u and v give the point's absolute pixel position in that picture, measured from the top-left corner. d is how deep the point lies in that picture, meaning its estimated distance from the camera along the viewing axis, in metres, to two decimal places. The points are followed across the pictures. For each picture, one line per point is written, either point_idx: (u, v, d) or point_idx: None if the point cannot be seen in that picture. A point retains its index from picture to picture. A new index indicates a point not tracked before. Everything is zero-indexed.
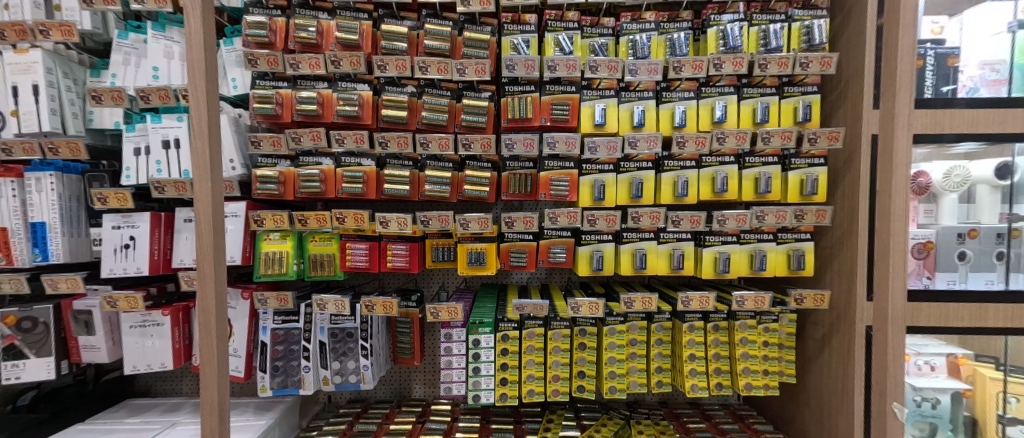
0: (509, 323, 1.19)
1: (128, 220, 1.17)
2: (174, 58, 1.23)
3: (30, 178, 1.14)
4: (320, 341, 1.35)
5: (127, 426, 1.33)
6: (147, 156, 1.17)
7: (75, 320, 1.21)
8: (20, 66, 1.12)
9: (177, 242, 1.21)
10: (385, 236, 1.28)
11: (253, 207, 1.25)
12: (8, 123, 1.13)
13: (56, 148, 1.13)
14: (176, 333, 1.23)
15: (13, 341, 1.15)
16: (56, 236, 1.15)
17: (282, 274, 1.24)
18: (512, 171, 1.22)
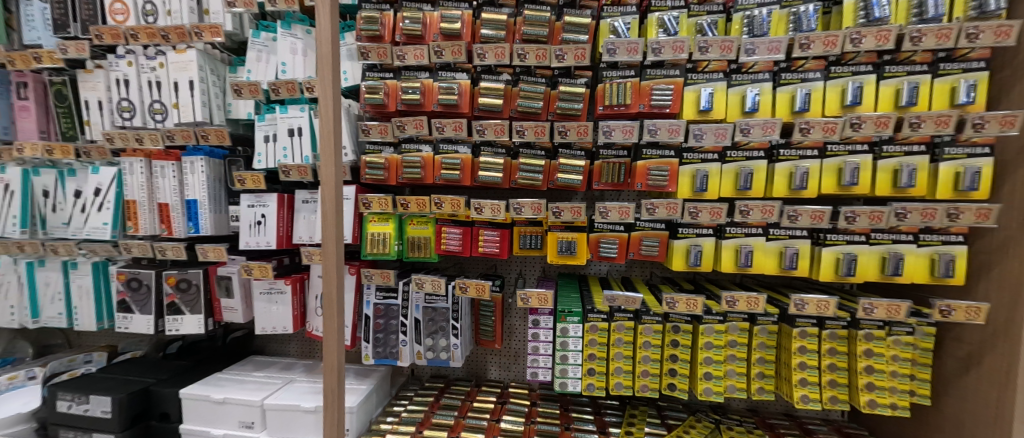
0: (599, 314, 1.17)
1: (261, 200, 1.33)
2: (299, 53, 1.36)
3: (183, 162, 1.34)
4: (415, 317, 1.45)
5: (255, 379, 1.54)
6: (275, 142, 1.32)
7: (219, 284, 1.40)
8: (181, 64, 1.31)
9: (298, 221, 1.35)
10: (477, 221, 1.33)
11: (361, 190, 1.36)
12: (172, 114, 1.34)
13: (207, 136, 1.31)
14: (295, 301, 1.38)
15: (175, 299, 1.38)
16: (205, 212, 1.35)
17: (386, 254, 1.34)
18: (605, 159, 1.19)
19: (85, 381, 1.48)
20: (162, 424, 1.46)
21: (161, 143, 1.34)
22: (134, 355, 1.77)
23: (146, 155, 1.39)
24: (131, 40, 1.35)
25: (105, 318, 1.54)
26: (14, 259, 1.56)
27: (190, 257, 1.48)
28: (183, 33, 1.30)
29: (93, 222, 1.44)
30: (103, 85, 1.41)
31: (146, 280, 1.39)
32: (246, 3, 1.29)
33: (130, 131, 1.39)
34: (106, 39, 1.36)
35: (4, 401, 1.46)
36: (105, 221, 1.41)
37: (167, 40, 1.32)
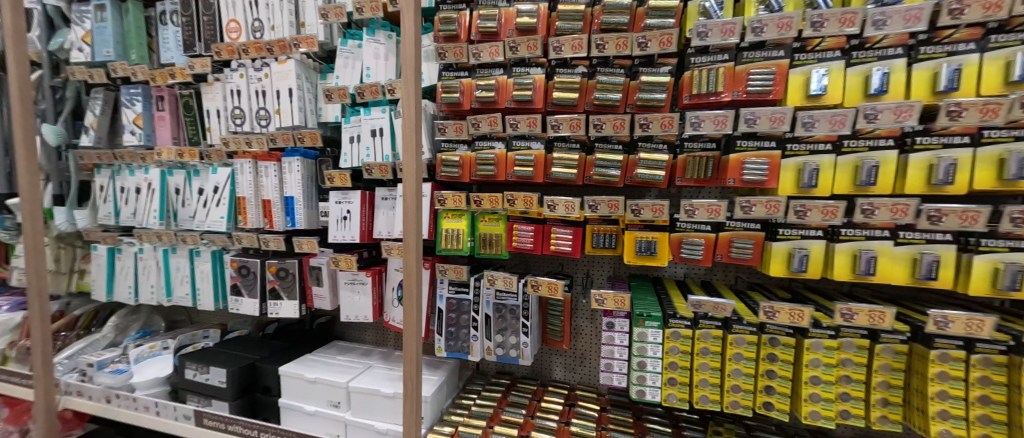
0: (682, 320, 1.09)
1: (346, 197, 1.43)
2: (381, 58, 1.44)
3: (282, 162, 1.48)
4: (486, 313, 1.47)
5: (339, 362, 1.66)
6: (359, 143, 1.40)
7: (311, 274, 1.53)
8: (283, 74, 1.47)
9: (378, 216, 1.43)
10: (549, 219, 1.31)
11: (437, 188, 1.41)
12: (274, 119, 1.49)
13: (303, 138, 1.46)
14: (374, 291, 1.47)
15: (276, 285, 1.54)
16: (300, 207, 1.48)
17: (459, 249, 1.36)
18: (691, 152, 1.11)
19: (205, 354, 1.70)
20: (265, 397, 1.64)
21: (266, 146, 1.51)
22: (241, 334, 2.00)
23: (253, 157, 1.57)
24: (244, 55, 1.54)
25: (221, 299, 1.77)
26: (155, 247, 1.86)
27: (288, 248, 1.64)
28: (285, 46, 1.46)
29: (213, 215, 1.66)
30: (221, 96, 1.62)
31: (253, 267, 1.56)
32: (336, 14, 1.40)
33: (241, 136, 1.58)
34: (224, 55, 1.55)
35: (144, 367, 1.74)
36: (221, 215, 1.62)
37: (272, 54, 1.49)
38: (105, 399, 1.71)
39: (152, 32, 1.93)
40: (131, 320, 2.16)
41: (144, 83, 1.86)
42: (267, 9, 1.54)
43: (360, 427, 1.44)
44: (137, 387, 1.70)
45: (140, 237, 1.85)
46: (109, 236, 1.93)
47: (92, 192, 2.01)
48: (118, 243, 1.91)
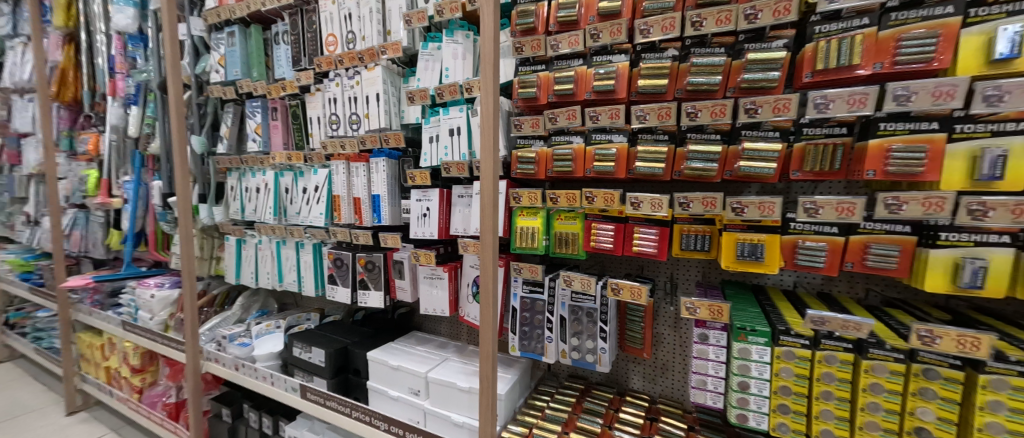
0: (796, 338, 0.96)
1: (426, 195, 1.47)
2: (459, 57, 1.45)
3: (370, 163, 1.59)
4: (561, 315, 1.42)
5: (418, 352, 1.72)
6: (438, 142, 1.43)
7: (395, 268, 1.60)
8: (370, 81, 1.57)
9: (454, 214, 1.45)
10: (631, 217, 1.23)
11: (512, 185, 1.39)
12: (363, 122, 1.60)
13: (388, 139, 1.53)
14: (451, 286, 1.49)
15: (365, 277, 1.64)
16: (386, 204, 1.56)
17: (534, 248, 1.32)
18: (811, 139, 0.96)
19: (308, 335, 1.91)
20: (356, 378, 1.77)
21: (357, 147, 1.62)
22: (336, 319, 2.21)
23: (346, 158, 1.70)
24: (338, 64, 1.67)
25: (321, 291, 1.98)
26: (269, 240, 2.11)
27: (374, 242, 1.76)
28: (373, 54, 1.56)
29: (315, 212, 1.85)
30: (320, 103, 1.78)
31: (346, 260, 1.69)
32: (419, 18, 1.46)
33: (337, 139, 1.72)
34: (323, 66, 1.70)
35: (262, 341, 2.00)
36: (320, 211, 1.79)
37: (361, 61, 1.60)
38: (234, 367, 2.02)
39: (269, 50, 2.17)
40: (252, 300, 2.50)
41: (262, 96, 2.13)
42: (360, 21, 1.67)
43: (439, 417, 1.48)
44: (256, 360, 1.97)
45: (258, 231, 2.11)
46: (235, 229, 2.25)
47: (226, 193, 2.36)
48: (244, 235, 2.21)
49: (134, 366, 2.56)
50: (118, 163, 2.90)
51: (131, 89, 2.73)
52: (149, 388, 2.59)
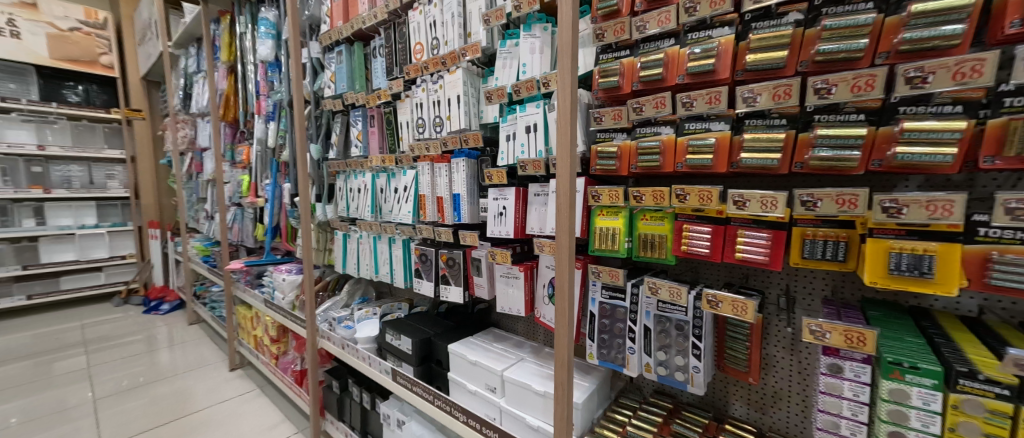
0: (990, 386, 0.78)
1: (502, 194, 2.00)
2: (537, 52, 1.80)
3: (455, 163, 2.27)
4: (646, 325, 1.37)
5: (498, 354, 2.09)
6: (515, 142, 2.06)
7: (473, 265, 2.30)
8: (449, 87, 2.33)
9: (532, 210, 1.97)
10: (732, 219, 1.16)
11: (590, 182, 1.37)
12: (459, 124, 2.18)
13: (467, 138, 2.13)
14: (526, 286, 2.03)
15: (444, 270, 2.44)
16: (463, 204, 2.22)
17: (615, 249, 1.30)
18: (1014, 113, 0.78)
19: (414, 334, 2.56)
20: (437, 367, 2.52)
21: (439, 148, 2.43)
22: (423, 316, 2.95)
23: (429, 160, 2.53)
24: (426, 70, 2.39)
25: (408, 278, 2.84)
26: (368, 232, 3.00)
27: (453, 236, 2.46)
28: (457, 58, 2.13)
29: (405, 209, 2.69)
30: (409, 110, 2.63)
31: (458, 258, 2.37)
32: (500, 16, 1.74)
33: (422, 142, 2.52)
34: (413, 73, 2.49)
35: (359, 324, 2.96)
36: (410, 209, 2.64)
37: (446, 64, 2.20)
38: (342, 345, 2.98)
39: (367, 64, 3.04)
40: (357, 287, 3.65)
41: (361, 107, 3.00)
42: (442, 29, 2.28)
43: (516, 419, 1.93)
44: (358, 341, 2.90)
45: (361, 226, 3.02)
46: (343, 226, 3.27)
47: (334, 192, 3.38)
48: (348, 230, 3.19)
49: (274, 337, 3.79)
50: (262, 168, 4.40)
51: (271, 108, 4.02)
52: (281, 355, 3.78)
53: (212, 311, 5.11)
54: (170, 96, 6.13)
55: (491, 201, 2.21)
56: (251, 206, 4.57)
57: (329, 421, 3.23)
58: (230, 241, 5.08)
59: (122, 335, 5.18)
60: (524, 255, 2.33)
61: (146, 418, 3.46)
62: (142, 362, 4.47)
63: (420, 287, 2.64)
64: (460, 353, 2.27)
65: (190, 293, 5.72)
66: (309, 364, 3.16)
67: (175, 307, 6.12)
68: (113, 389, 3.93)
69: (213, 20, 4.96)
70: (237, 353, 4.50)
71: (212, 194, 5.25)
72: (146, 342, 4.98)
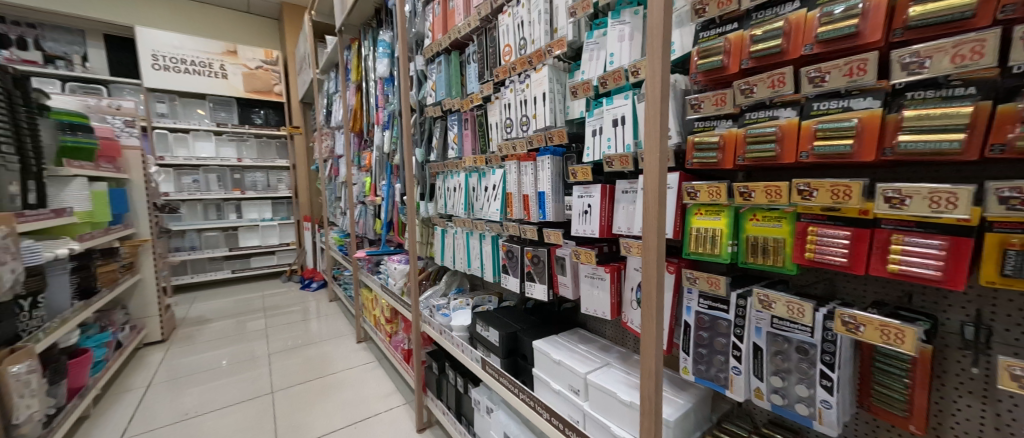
0: None
1: (592, 191, 2.10)
2: (623, 40, 1.84)
3: (540, 161, 2.41)
4: (756, 343, 1.24)
5: (577, 353, 2.23)
6: (600, 136, 2.00)
7: (558, 264, 2.40)
8: (537, 81, 2.31)
9: (618, 210, 2.01)
10: (882, 220, 1.04)
11: (685, 178, 1.42)
12: (542, 121, 2.30)
13: (553, 136, 2.25)
14: (612, 287, 2.07)
15: (530, 269, 2.59)
16: (550, 203, 2.37)
17: (717, 255, 1.30)
18: None
19: (499, 322, 2.79)
20: (523, 362, 2.58)
21: (525, 147, 2.47)
22: (512, 310, 3.10)
23: (517, 159, 2.61)
24: (512, 71, 2.50)
25: (496, 272, 2.94)
26: (463, 229, 3.25)
27: (539, 234, 2.57)
28: (541, 55, 2.26)
29: (494, 207, 2.81)
30: (498, 111, 2.72)
31: (542, 257, 2.51)
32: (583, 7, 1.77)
33: (511, 141, 2.61)
34: (502, 75, 2.60)
35: (458, 314, 3.31)
36: (498, 207, 2.75)
37: (533, 63, 2.32)
38: (439, 331, 3.36)
39: (463, 70, 3.23)
40: (453, 279, 4.02)
41: (458, 111, 3.24)
42: (528, 29, 2.37)
43: (598, 421, 1.89)
44: (454, 328, 3.23)
45: (456, 223, 3.28)
46: (441, 221, 3.59)
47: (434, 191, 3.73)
48: (446, 227, 3.50)
49: (389, 316, 4.76)
50: (377, 171, 5.11)
51: (387, 118, 4.61)
52: (394, 334, 4.71)
53: (346, 290, 6.93)
54: (319, 115, 7.49)
55: (575, 199, 2.20)
56: (374, 204, 5.34)
57: (430, 398, 3.72)
58: (359, 235, 6.11)
59: (288, 306, 7.59)
60: (612, 255, 2.25)
61: (301, 369, 5.08)
62: (301, 328, 6.46)
63: (507, 281, 2.81)
64: (544, 352, 2.28)
65: (332, 276, 7.82)
66: (416, 345, 3.71)
67: (322, 286, 8.79)
68: (282, 347, 5.74)
69: (345, 47, 5.94)
70: (362, 329, 5.95)
71: (348, 196, 6.29)
72: (301, 314, 7.13)
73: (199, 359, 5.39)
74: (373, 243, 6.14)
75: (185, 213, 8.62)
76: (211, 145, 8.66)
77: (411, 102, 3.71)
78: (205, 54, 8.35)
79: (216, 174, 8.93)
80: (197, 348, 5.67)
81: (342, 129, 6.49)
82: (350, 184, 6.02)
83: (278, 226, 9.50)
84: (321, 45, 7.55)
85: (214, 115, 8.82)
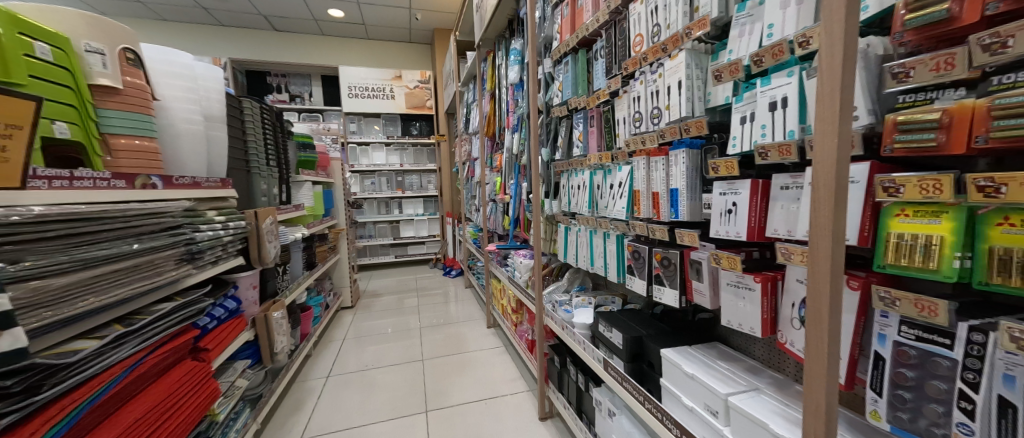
0: None
1: (737, 187, 1.82)
2: (786, 7, 1.54)
3: (673, 156, 2.20)
4: (1003, 395, 0.97)
5: (719, 371, 1.97)
6: (749, 124, 1.72)
7: (692, 268, 2.16)
8: (673, 68, 2.09)
9: (773, 210, 1.72)
10: None
11: (878, 169, 1.17)
12: (675, 112, 2.10)
13: (689, 128, 2.02)
14: (764, 301, 1.76)
15: (659, 271, 2.39)
16: (683, 200, 2.15)
17: (933, 267, 1.05)
18: None
19: (623, 325, 2.66)
20: (648, 370, 2.41)
21: (656, 141, 2.28)
22: (637, 314, 2.89)
23: (647, 154, 2.44)
24: (644, 61, 2.34)
25: (620, 273, 2.80)
26: (586, 227, 3.19)
27: (671, 234, 2.35)
28: (677, 41, 2.05)
29: (619, 205, 2.69)
30: (627, 105, 2.58)
31: (673, 260, 2.29)
32: None
33: (640, 135, 2.44)
34: (631, 67, 2.45)
35: (579, 312, 3.28)
36: (624, 205, 2.62)
37: (667, 50, 2.13)
38: (561, 325, 3.38)
39: (590, 67, 3.16)
40: (576, 276, 3.99)
41: (584, 109, 3.20)
42: (663, 14, 2.18)
43: None
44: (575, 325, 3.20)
45: (579, 221, 3.24)
46: (565, 219, 3.59)
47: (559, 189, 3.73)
48: (569, 224, 3.49)
49: (514, 307, 5.03)
50: (506, 171, 5.43)
51: (516, 121, 4.85)
52: (519, 324, 4.95)
53: (478, 279, 7.54)
54: (460, 124, 8.37)
55: (715, 196, 1.94)
56: (503, 202, 5.67)
57: (551, 390, 3.79)
58: (490, 230, 6.62)
59: (434, 288, 8.74)
60: (765, 263, 1.93)
61: (440, 345, 5.76)
62: (442, 309, 7.36)
63: (633, 282, 2.65)
64: (674, 363, 2.08)
65: (467, 265, 8.59)
66: (540, 337, 3.83)
67: (460, 273, 9.74)
68: (429, 323, 6.66)
69: (481, 59, 6.47)
70: (492, 316, 6.44)
71: (481, 194, 6.80)
72: (443, 297, 8.12)
73: (373, 324, 6.75)
74: (503, 238, 6.57)
75: (365, 208, 10.75)
76: (382, 154, 10.62)
77: (538, 103, 3.80)
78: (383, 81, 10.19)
79: (385, 177, 10.89)
80: (372, 316, 7.16)
81: (478, 134, 7.06)
82: (483, 183, 6.50)
83: (427, 221, 10.98)
84: (462, 61, 8.37)
85: (385, 130, 10.76)
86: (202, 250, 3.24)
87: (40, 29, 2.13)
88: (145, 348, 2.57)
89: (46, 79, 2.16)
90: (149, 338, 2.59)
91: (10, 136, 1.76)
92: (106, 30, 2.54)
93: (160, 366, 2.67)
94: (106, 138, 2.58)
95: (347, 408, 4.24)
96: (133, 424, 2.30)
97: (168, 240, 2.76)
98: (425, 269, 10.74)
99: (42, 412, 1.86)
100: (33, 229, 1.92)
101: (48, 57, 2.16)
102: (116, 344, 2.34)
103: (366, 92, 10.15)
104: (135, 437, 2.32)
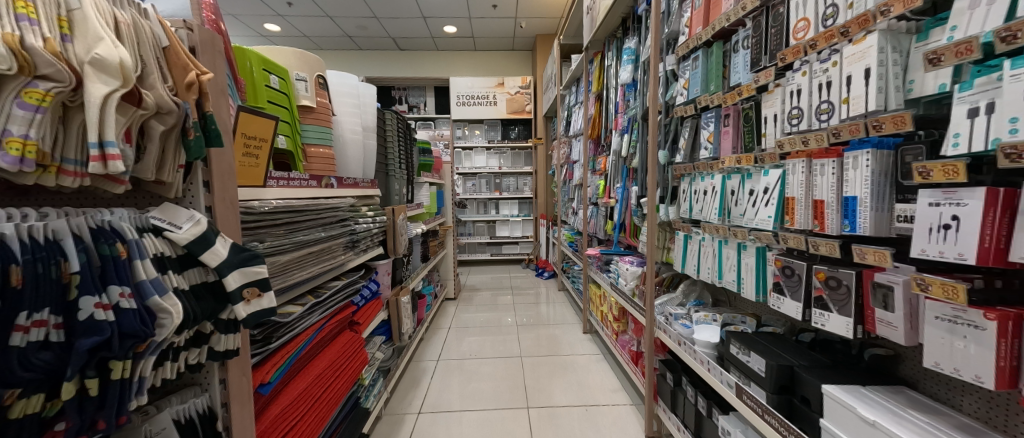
0: None
1: (954, 198, 1.39)
2: None
3: (852, 156, 1.85)
4: None
5: (918, 423, 1.59)
6: (984, 118, 1.30)
7: (875, 292, 1.78)
8: (858, 55, 1.76)
9: (1020, 231, 1.25)
10: None
11: None
12: (859, 106, 1.78)
13: (880, 124, 1.68)
14: (1001, 344, 1.30)
15: (822, 294, 2.03)
16: (864, 211, 1.79)
17: None
18: None
19: (765, 349, 2.33)
20: (803, 406, 2.06)
21: (826, 141, 1.94)
22: (779, 339, 2.50)
23: (807, 156, 2.10)
24: (810, 49, 2.02)
25: (761, 291, 2.48)
26: (714, 236, 2.89)
27: (841, 250, 1.99)
28: (866, 22, 1.73)
29: (762, 213, 2.37)
30: (779, 100, 2.26)
31: (845, 281, 1.92)
32: None
33: (799, 135, 2.12)
34: (791, 56, 2.14)
35: (703, 328, 2.96)
36: (769, 213, 2.31)
37: (849, 33, 1.81)
38: (678, 340, 3.12)
39: (726, 61, 2.85)
40: (691, 289, 3.64)
41: (716, 107, 2.90)
42: None
43: None
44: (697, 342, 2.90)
45: (705, 229, 2.95)
46: (685, 226, 3.29)
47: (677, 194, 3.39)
48: (690, 232, 3.18)
49: (617, 315, 4.83)
50: (612, 173, 5.25)
51: (627, 122, 4.67)
52: (622, 333, 4.75)
53: (574, 283, 7.47)
54: (560, 127, 8.34)
55: (921, 208, 1.51)
56: (607, 205, 5.49)
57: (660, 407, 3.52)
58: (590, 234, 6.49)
59: (527, 288, 8.95)
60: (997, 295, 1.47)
61: (537, 345, 5.81)
62: (535, 309, 7.47)
63: (781, 304, 2.29)
64: (847, 405, 1.74)
65: (561, 268, 8.58)
66: (648, 348, 3.64)
67: (552, 274, 9.74)
68: (524, 321, 6.81)
69: (588, 61, 6.36)
70: (589, 321, 6.32)
71: (582, 197, 6.66)
72: (536, 297, 8.24)
73: (472, 317, 7.15)
74: (602, 243, 6.36)
75: (468, 207, 11.48)
76: (484, 157, 11.23)
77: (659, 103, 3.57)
78: (487, 88, 10.78)
79: (485, 180, 11.49)
80: (471, 309, 7.59)
81: (580, 136, 6.95)
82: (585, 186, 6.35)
83: (521, 222, 11.30)
84: (566, 64, 8.35)
85: (488, 135, 11.35)
86: (358, 239, 3.81)
87: (274, 64, 2.82)
88: (326, 316, 3.12)
89: (275, 102, 2.82)
90: (328, 309, 3.12)
91: (259, 147, 2.37)
92: (305, 60, 3.19)
93: (331, 332, 3.21)
94: (304, 147, 3.21)
95: (452, 392, 4.56)
96: (317, 377, 2.86)
97: (339, 229, 3.30)
98: (518, 268, 11.00)
99: (269, 358, 2.39)
100: (270, 218, 2.51)
101: (278, 86, 2.83)
102: (309, 311, 2.89)
103: (472, 100, 10.88)
104: (318, 387, 2.87)
